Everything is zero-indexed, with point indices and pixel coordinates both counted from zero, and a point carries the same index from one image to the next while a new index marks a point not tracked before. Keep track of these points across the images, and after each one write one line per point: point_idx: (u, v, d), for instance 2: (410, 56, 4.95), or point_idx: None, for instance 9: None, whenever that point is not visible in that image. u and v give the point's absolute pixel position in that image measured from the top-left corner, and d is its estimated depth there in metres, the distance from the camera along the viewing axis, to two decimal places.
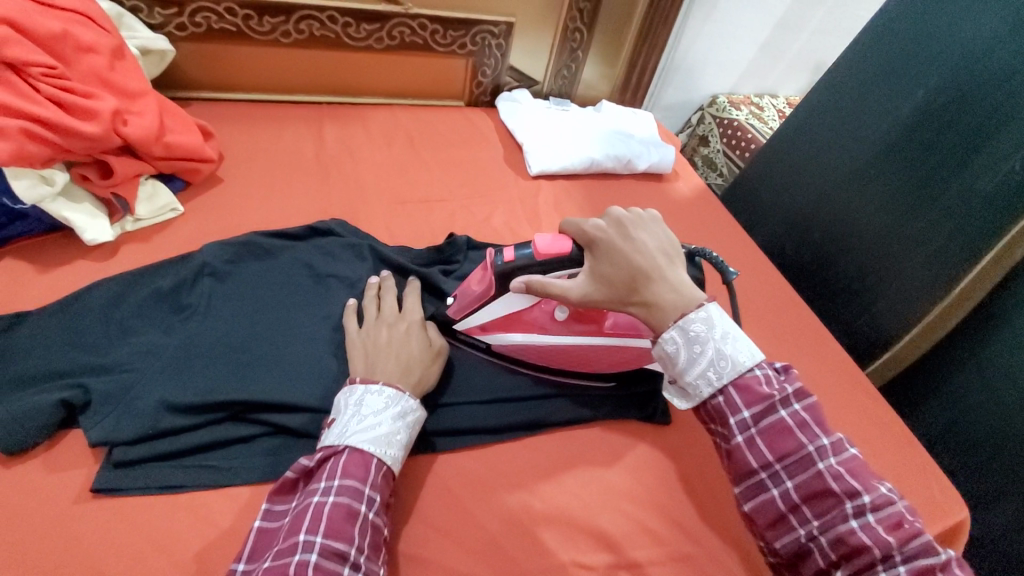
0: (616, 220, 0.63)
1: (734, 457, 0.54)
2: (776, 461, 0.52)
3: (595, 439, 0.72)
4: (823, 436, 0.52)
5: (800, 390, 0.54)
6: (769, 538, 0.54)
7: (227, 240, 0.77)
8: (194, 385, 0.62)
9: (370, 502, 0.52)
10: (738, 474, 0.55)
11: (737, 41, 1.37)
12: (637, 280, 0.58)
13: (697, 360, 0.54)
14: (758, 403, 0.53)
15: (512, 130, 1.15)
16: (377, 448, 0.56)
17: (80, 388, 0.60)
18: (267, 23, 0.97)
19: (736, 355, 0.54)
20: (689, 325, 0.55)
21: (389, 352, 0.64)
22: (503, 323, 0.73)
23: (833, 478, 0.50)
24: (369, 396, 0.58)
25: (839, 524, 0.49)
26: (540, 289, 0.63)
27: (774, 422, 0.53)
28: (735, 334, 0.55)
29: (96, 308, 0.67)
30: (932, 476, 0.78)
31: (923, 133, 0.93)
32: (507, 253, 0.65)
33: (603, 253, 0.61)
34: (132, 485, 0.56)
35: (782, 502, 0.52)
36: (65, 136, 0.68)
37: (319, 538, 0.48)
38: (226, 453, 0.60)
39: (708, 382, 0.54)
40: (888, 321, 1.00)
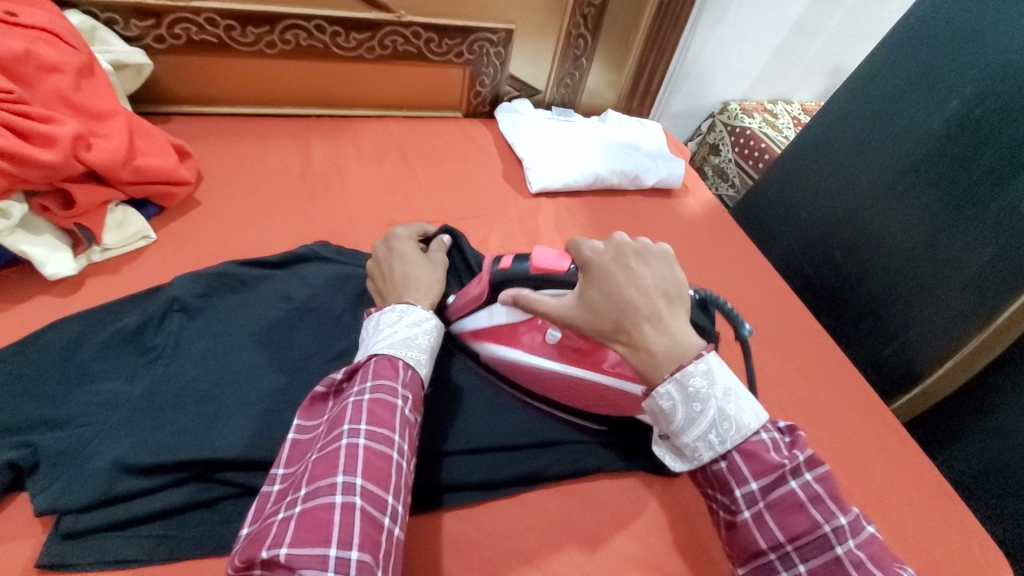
0: (618, 246, 0.55)
1: (740, 533, 0.50)
2: (788, 541, 0.47)
3: (596, 493, 0.66)
4: (839, 513, 0.47)
5: (812, 458, 0.49)
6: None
7: (200, 272, 0.72)
8: (155, 441, 0.56)
9: (405, 399, 0.52)
10: (744, 555, 0.50)
11: (750, 45, 1.30)
12: (628, 317, 0.52)
13: (697, 420, 0.49)
14: (767, 473, 0.48)
15: (512, 143, 1.09)
16: (398, 350, 0.55)
17: (29, 448, 0.55)
18: (251, 33, 0.92)
19: (739, 416, 0.49)
20: (687, 378, 0.49)
21: (392, 277, 0.67)
22: (494, 333, 0.69)
23: (853, 566, 0.45)
24: (382, 315, 0.59)
25: None
26: (526, 304, 0.58)
27: (784, 495, 0.48)
28: (737, 391, 0.50)
29: (53, 352, 0.62)
30: (962, 532, 0.72)
31: (956, 149, 0.86)
32: (506, 260, 0.64)
33: (594, 282, 0.54)
34: (80, 559, 0.51)
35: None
36: (22, 166, 0.62)
37: (363, 427, 0.48)
38: (188, 519, 0.55)
39: (709, 445, 0.49)
40: (919, 352, 0.93)
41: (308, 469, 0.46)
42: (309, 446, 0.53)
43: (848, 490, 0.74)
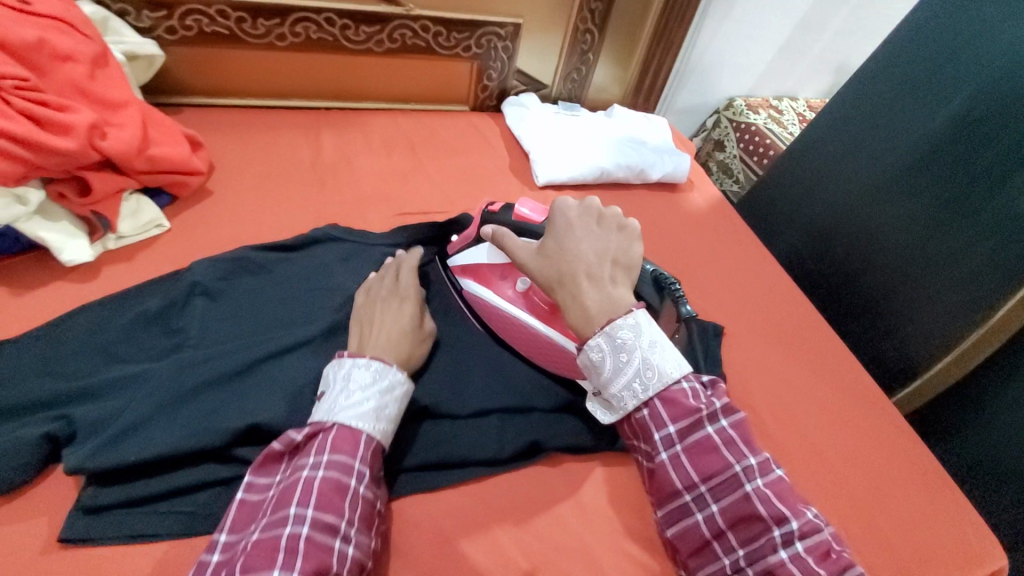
0: (587, 208, 0.63)
1: (659, 476, 0.55)
2: (702, 482, 0.53)
3: (598, 479, 0.68)
4: (749, 455, 0.53)
5: (728, 407, 0.55)
6: (693, 566, 0.55)
7: (217, 257, 0.74)
8: (178, 421, 0.59)
9: (360, 476, 0.53)
10: (664, 496, 0.56)
11: (756, 42, 1.30)
12: (571, 272, 0.58)
13: (623, 370, 0.54)
14: (685, 417, 0.53)
15: (519, 137, 1.10)
16: (365, 423, 0.55)
17: (63, 419, 0.58)
18: (262, 26, 0.93)
19: (661, 366, 0.54)
20: (616, 331, 0.54)
21: (375, 330, 0.65)
22: (476, 272, 0.78)
23: (760, 502, 0.50)
24: (357, 369, 0.58)
25: (767, 553, 0.49)
26: (500, 241, 0.65)
27: (699, 439, 0.54)
28: (661, 344, 0.55)
29: (77, 333, 0.64)
30: (960, 521, 0.74)
31: (958, 145, 0.87)
32: (496, 206, 0.74)
33: (555, 233, 0.61)
34: (100, 534, 0.53)
35: (706, 527, 0.53)
36: (38, 153, 0.63)
37: (310, 512, 0.49)
38: (204, 498, 0.58)
39: (633, 394, 0.54)
40: (918, 347, 0.94)
41: (247, 550, 0.46)
42: (255, 508, 0.53)
43: (848, 480, 0.75)
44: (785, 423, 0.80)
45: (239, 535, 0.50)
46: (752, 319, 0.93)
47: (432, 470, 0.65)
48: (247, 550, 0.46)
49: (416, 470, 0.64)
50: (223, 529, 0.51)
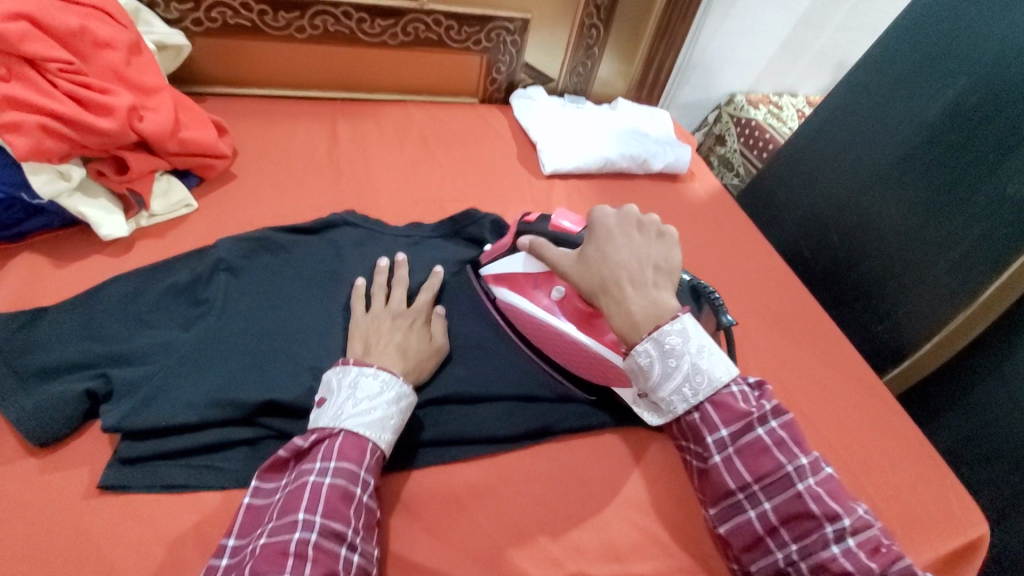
0: (625, 215, 0.64)
1: (713, 477, 0.58)
2: (754, 482, 0.56)
3: (598, 449, 0.74)
4: (801, 455, 0.55)
5: (777, 408, 0.57)
6: (746, 560, 0.57)
7: (241, 236, 0.77)
8: (208, 384, 0.63)
9: (365, 484, 0.56)
10: (716, 495, 0.58)
11: (756, 39, 1.34)
12: (612, 279, 0.61)
13: (671, 375, 0.57)
14: (736, 421, 0.56)
15: (526, 128, 1.14)
16: (371, 432, 0.58)
17: (102, 378, 0.62)
18: (283, 18, 0.97)
19: (710, 370, 0.57)
20: (663, 337, 0.56)
21: (382, 342, 0.67)
22: (511, 280, 0.79)
23: (812, 500, 0.53)
24: (364, 378, 0.61)
25: (820, 549, 0.52)
26: (539, 252, 0.68)
27: (751, 441, 0.56)
28: (709, 347, 0.57)
29: (113, 301, 0.69)
30: (942, 490, 0.78)
31: (950, 135, 0.91)
32: (533, 216, 0.77)
33: (595, 240, 0.63)
34: (136, 483, 0.58)
35: (760, 524, 0.56)
36: (82, 132, 0.68)
37: (318, 519, 0.51)
38: (231, 455, 0.62)
39: (683, 398, 0.57)
40: (909, 329, 0.98)
41: (255, 554, 0.49)
42: (261, 512, 0.55)
43: (836, 451, 0.80)
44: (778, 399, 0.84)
45: (246, 539, 0.52)
46: (746, 302, 0.97)
47: (446, 446, 0.70)
48: (256, 555, 0.48)
49: (433, 440, 0.69)
50: (230, 533, 0.53)
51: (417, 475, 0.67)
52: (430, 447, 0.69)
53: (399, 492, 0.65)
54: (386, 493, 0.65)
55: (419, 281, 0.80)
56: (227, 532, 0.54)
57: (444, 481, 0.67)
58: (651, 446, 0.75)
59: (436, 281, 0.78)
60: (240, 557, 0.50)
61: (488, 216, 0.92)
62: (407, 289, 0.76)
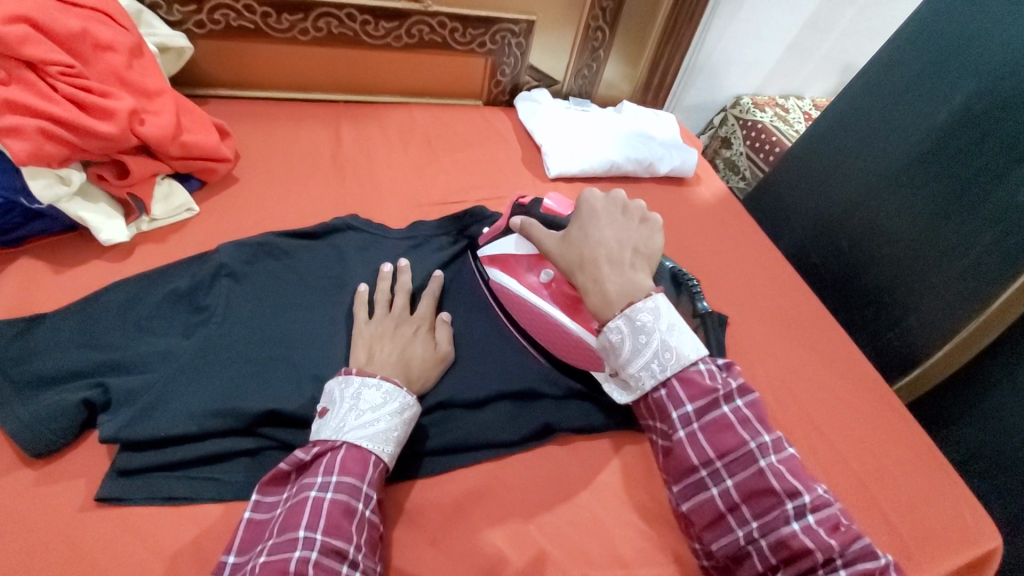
0: (613, 199, 0.66)
1: (677, 453, 0.58)
2: (717, 458, 0.56)
3: (606, 457, 0.73)
4: (764, 433, 0.56)
5: (744, 387, 0.57)
6: (707, 537, 0.58)
7: (242, 241, 0.76)
8: (209, 393, 0.62)
9: (367, 499, 0.55)
10: (680, 472, 0.58)
11: (763, 41, 1.33)
12: (591, 257, 0.61)
13: (642, 351, 0.57)
14: (702, 396, 0.56)
15: (531, 131, 1.13)
16: (373, 444, 0.57)
17: (99, 387, 0.61)
18: (286, 20, 0.96)
19: (679, 348, 0.57)
20: (636, 314, 0.57)
21: (384, 350, 0.67)
22: (505, 262, 0.77)
23: (774, 477, 0.53)
24: (367, 389, 0.60)
25: (781, 526, 0.52)
26: (527, 231, 0.67)
27: (716, 418, 0.56)
28: (679, 327, 0.57)
29: (112, 308, 0.68)
30: (955, 501, 0.77)
31: (960, 140, 0.90)
32: (528, 198, 0.76)
33: (580, 220, 0.64)
34: (135, 494, 0.57)
35: (722, 501, 0.56)
36: (82, 136, 0.67)
37: (318, 537, 0.50)
38: (231, 465, 0.61)
39: (651, 374, 0.57)
40: (920, 336, 0.97)
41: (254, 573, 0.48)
42: (262, 527, 0.54)
43: (848, 461, 0.78)
44: (787, 406, 0.83)
45: (246, 556, 0.51)
46: (755, 308, 0.96)
47: (450, 454, 0.68)
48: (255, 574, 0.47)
49: (436, 449, 0.67)
50: (230, 550, 0.52)
51: (420, 484, 0.66)
52: (433, 456, 0.68)
53: (404, 503, 0.64)
54: (388, 503, 0.64)
55: (422, 284, 0.79)
56: (227, 548, 0.53)
57: (447, 491, 0.66)
58: None
59: (438, 284, 0.77)
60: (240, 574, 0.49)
61: (493, 215, 0.91)
62: (410, 294, 0.75)
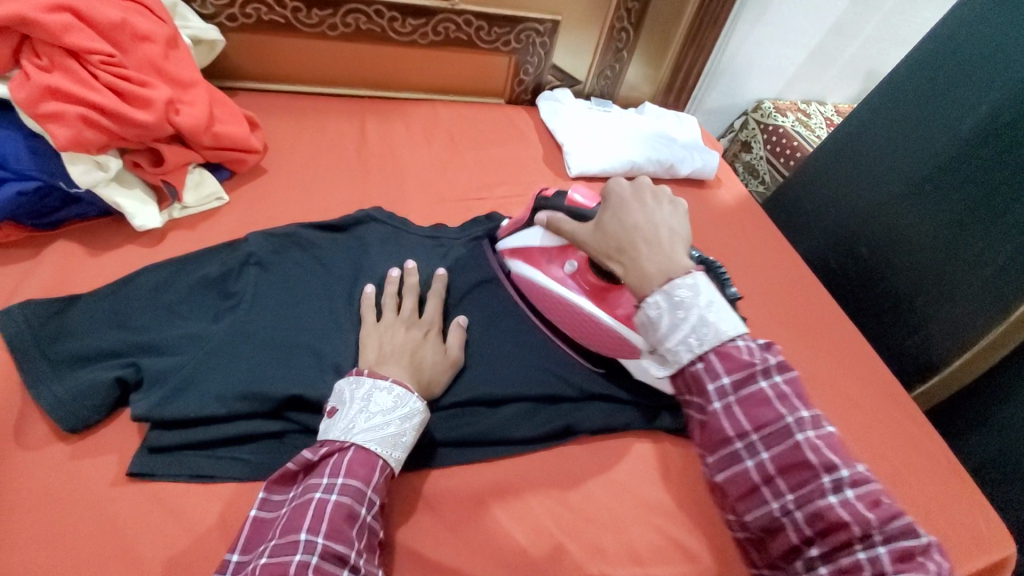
0: (640, 184, 0.62)
1: (707, 426, 0.52)
2: (753, 431, 0.50)
3: (623, 454, 0.73)
4: (802, 408, 0.50)
5: (782, 361, 0.52)
6: (740, 509, 0.52)
7: (271, 231, 0.78)
8: (236, 376, 0.63)
9: (370, 504, 0.54)
10: (711, 444, 0.52)
11: (787, 46, 1.33)
12: (631, 241, 0.58)
13: (679, 326, 0.52)
14: (739, 370, 0.50)
15: (552, 130, 1.14)
16: (381, 449, 0.57)
17: (133, 366, 0.63)
18: (316, 16, 0.98)
19: (718, 323, 0.51)
20: (674, 289, 0.53)
21: (394, 353, 0.67)
22: (528, 254, 0.79)
23: (811, 451, 0.49)
24: (378, 392, 0.60)
25: (817, 498, 0.48)
26: (555, 226, 0.71)
27: (752, 391, 0.50)
28: (719, 303, 0.52)
29: (144, 292, 0.69)
30: (974, 509, 0.77)
31: (985, 149, 0.89)
32: (549, 192, 0.74)
33: (610, 209, 0.62)
34: (164, 471, 0.58)
35: (756, 473, 0.50)
36: (121, 124, 0.68)
37: (319, 541, 0.50)
38: (257, 447, 0.62)
39: (690, 348, 0.51)
40: (939, 344, 0.97)
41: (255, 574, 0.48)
42: (268, 526, 0.54)
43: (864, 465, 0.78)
44: None
45: (251, 555, 0.52)
46: (773, 312, 0.96)
47: (472, 446, 0.69)
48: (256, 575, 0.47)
49: (458, 440, 0.69)
50: (235, 548, 0.52)
51: (441, 474, 0.67)
52: (453, 447, 0.69)
53: (423, 490, 0.65)
54: (406, 489, 0.65)
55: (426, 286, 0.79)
56: (232, 546, 0.53)
57: (465, 480, 0.67)
58: (674, 452, 0.75)
59: (439, 285, 0.76)
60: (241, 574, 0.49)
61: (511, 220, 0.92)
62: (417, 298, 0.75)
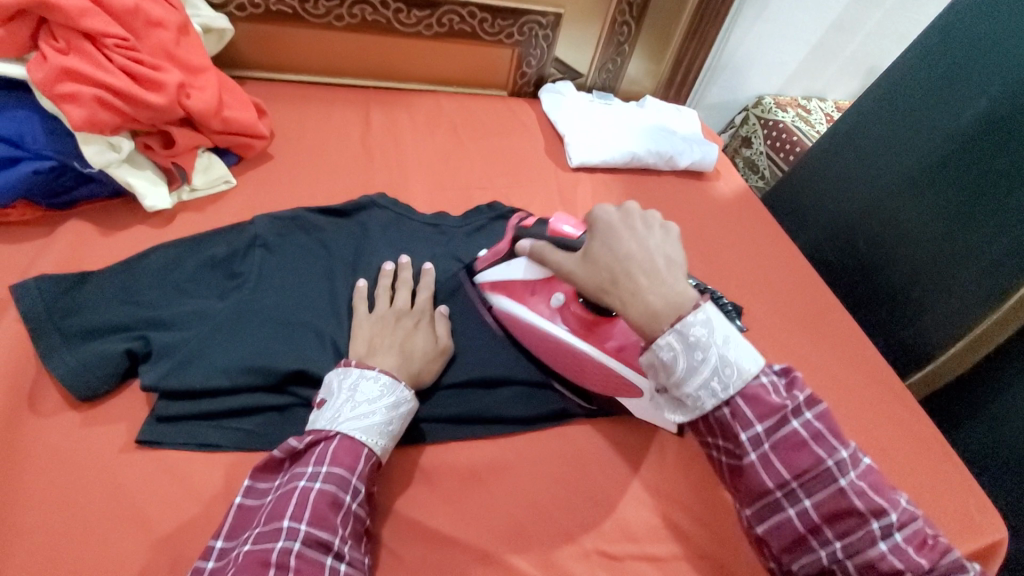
0: (627, 211, 0.61)
1: (748, 476, 0.54)
2: (793, 479, 0.53)
3: (620, 435, 0.75)
4: (839, 448, 0.53)
5: (811, 398, 0.54)
6: (785, 558, 0.55)
7: (276, 214, 0.80)
8: (241, 352, 0.65)
9: (355, 492, 0.54)
10: (754, 495, 0.55)
11: (787, 41, 1.34)
12: (624, 273, 0.57)
13: (698, 369, 0.53)
14: (771, 416, 0.53)
15: (554, 122, 1.16)
16: (367, 438, 0.57)
17: (141, 339, 0.65)
18: (322, 6, 1.00)
19: (739, 362, 0.53)
20: (687, 329, 0.53)
21: (383, 347, 0.67)
22: (509, 288, 0.76)
23: (857, 497, 0.51)
24: (364, 381, 0.60)
25: (867, 547, 0.51)
26: (539, 255, 0.66)
27: (789, 436, 0.53)
28: (734, 339, 0.54)
29: (153, 270, 0.71)
30: (965, 493, 0.78)
31: (982, 143, 0.91)
32: (530, 223, 0.75)
33: (599, 238, 0.60)
34: (171, 440, 0.60)
35: (802, 523, 0.53)
36: (134, 106, 0.71)
37: (302, 529, 0.50)
38: (261, 419, 0.64)
39: (712, 392, 0.53)
40: (934, 334, 0.98)
41: (238, 562, 0.48)
42: (253, 513, 0.54)
43: None
44: None
45: (235, 541, 0.52)
46: (769, 301, 0.98)
47: (468, 423, 0.71)
48: (239, 562, 0.47)
49: (456, 418, 0.70)
50: (220, 534, 0.52)
51: (441, 450, 0.69)
52: (451, 424, 0.71)
53: (423, 466, 0.67)
54: (406, 463, 0.67)
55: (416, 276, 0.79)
56: (216, 533, 0.53)
57: (464, 455, 0.69)
58: (669, 434, 0.76)
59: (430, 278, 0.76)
60: (224, 562, 0.49)
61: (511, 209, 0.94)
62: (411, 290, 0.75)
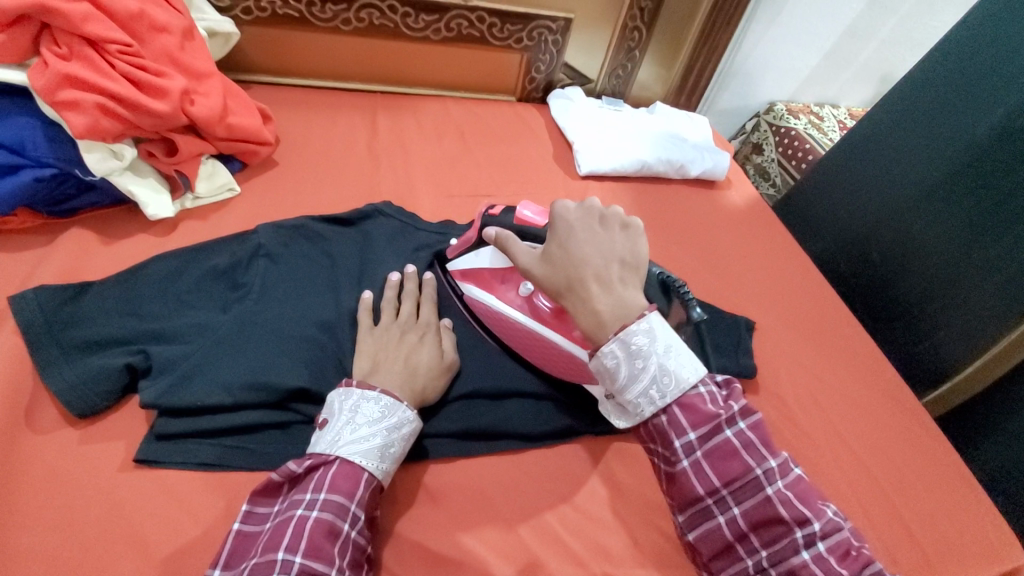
0: (588, 209, 0.59)
1: (679, 482, 0.52)
2: (723, 486, 0.51)
3: (628, 453, 0.73)
4: (769, 457, 0.50)
5: (745, 408, 0.52)
6: (716, 568, 0.52)
7: (280, 223, 0.79)
8: (242, 366, 0.64)
9: (354, 520, 0.52)
10: (684, 502, 0.53)
11: (801, 47, 1.32)
12: (580, 277, 0.55)
13: (638, 377, 0.52)
14: (704, 423, 0.51)
15: (563, 128, 1.14)
16: (367, 462, 0.56)
17: (142, 353, 0.63)
18: (329, 10, 0.98)
19: (678, 371, 0.52)
20: (630, 338, 0.52)
21: (386, 365, 0.65)
22: (478, 276, 0.76)
23: (783, 505, 0.49)
24: (365, 403, 0.59)
25: (791, 555, 0.48)
26: (503, 245, 0.62)
27: (720, 443, 0.51)
28: (677, 348, 0.52)
29: (155, 281, 0.70)
30: (984, 517, 0.76)
31: (999, 155, 0.88)
32: (497, 210, 0.73)
33: (557, 237, 0.58)
34: (170, 458, 0.59)
35: (729, 530, 0.51)
36: (136, 113, 0.69)
37: (297, 561, 0.48)
38: (262, 437, 0.63)
39: (650, 400, 0.52)
40: (951, 349, 0.96)
41: None
42: (252, 541, 0.52)
43: (872, 470, 0.78)
44: (811, 412, 0.83)
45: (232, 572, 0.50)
46: (782, 314, 0.96)
47: (477, 438, 0.69)
48: None
49: (464, 431, 0.69)
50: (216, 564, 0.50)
51: (445, 469, 0.67)
52: (459, 439, 0.69)
53: (427, 485, 0.66)
54: (411, 482, 0.65)
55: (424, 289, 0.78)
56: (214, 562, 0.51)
57: (469, 475, 0.67)
58: None
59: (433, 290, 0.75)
60: None
61: None
62: (416, 302, 0.74)
